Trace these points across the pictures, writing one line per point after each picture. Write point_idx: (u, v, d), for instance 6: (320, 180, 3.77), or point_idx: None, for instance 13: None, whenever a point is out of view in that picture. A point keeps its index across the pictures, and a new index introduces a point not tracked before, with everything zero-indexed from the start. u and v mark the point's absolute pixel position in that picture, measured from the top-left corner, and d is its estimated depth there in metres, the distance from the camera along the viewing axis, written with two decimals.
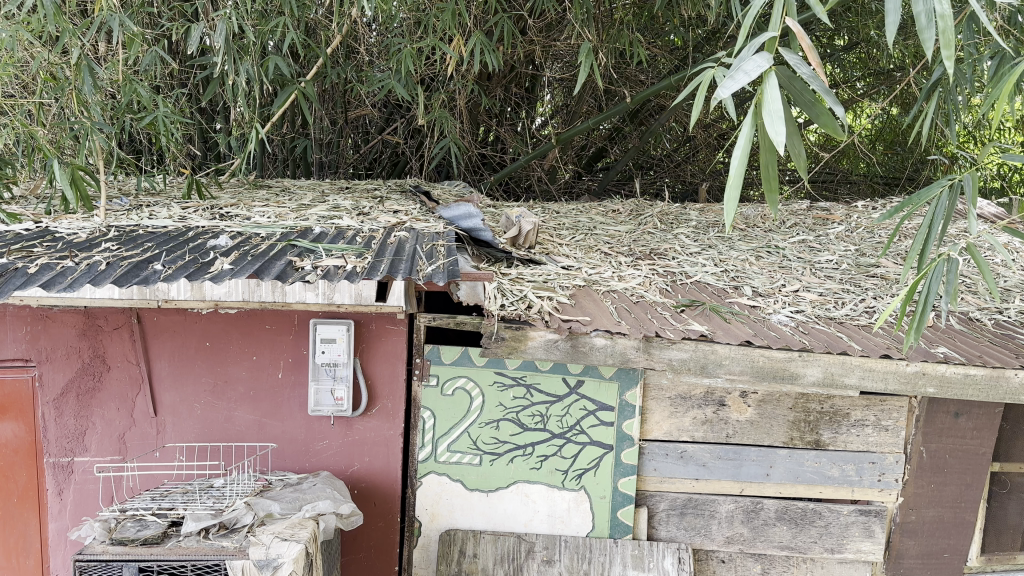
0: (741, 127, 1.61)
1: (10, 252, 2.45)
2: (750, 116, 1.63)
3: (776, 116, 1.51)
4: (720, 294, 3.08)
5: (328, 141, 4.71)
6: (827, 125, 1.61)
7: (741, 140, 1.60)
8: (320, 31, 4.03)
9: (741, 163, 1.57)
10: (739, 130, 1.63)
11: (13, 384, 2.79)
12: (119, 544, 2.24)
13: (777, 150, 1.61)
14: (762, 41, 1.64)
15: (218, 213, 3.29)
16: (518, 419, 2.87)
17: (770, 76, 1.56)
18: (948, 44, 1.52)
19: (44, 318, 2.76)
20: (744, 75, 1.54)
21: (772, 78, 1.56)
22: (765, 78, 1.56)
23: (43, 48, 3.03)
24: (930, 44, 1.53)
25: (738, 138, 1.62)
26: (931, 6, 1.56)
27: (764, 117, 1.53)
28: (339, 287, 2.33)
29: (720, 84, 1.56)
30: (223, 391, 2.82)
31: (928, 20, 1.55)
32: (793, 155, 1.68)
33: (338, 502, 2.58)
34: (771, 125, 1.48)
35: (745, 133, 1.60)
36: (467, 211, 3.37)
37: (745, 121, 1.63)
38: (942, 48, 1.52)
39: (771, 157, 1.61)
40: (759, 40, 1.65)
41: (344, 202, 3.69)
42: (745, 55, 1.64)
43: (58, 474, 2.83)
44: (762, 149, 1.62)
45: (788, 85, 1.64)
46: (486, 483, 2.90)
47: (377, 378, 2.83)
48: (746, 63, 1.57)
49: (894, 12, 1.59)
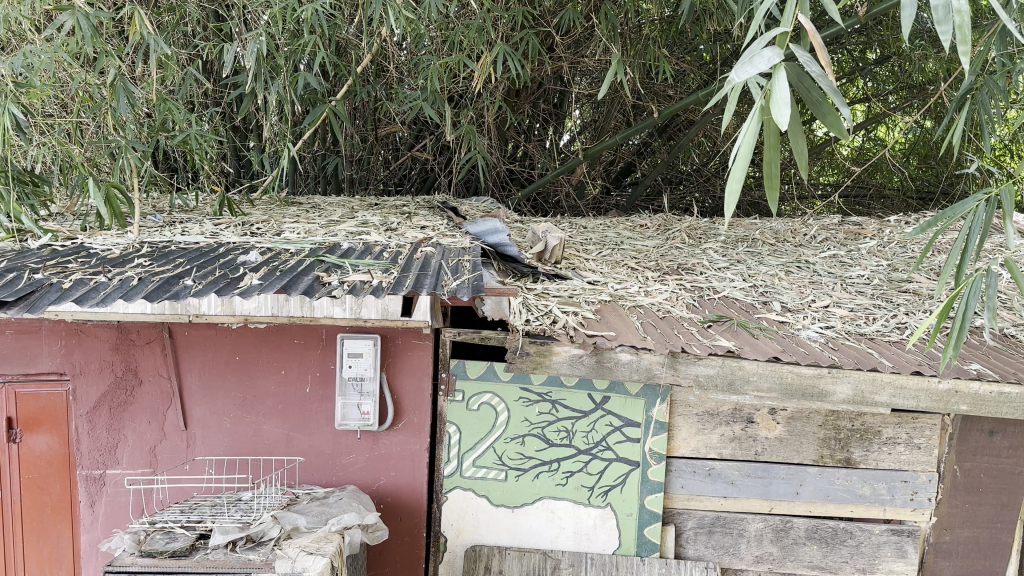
0: (748, 119, 1.61)
1: (45, 268, 2.51)
2: (758, 110, 1.62)
3: (783, 108, 1.50)
4: (749, 309, 3.05)
5: (358, 158, 4.77)
6: (833, 124, 1.61)
7: (748, 132, 1.59)
8: (350, 50, 4.10)
9: (746, 153, 1.56)
10: (746, 123, 1.62)
11: (49, 398, 2.86)
12: (147, 556, 2.28)
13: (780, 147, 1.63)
14: (774, 37, 1.64)
15: (250, 229, 3.34)
16: (543, 434, 2.86)
17: (781, 69, 1.56)
18: (966, 38, 1.48)
19: (79, 332, 2.81)
20: (752, 67, 1.55)
21: (783, 73, 1.55)
22: (776, 71, 1.56)
23: (80, 70, 3.11)
24: (947, 36, 1.48)
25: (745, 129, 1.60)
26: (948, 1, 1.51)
27: (772, 106, 1.53)
28: (366, 302, 2.39)
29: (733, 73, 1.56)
30: (252, 405, 2.85)
31: (945, 13, 1.50)
32: (796, 153, 1.66)
33: (363, 515, 2.59)
34: (778, 112, 1.48)
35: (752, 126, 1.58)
36: (493, 226, 3.37)
37: (752, 114, 1.62)
38: (961, 43, 1.47)
39: (773, 154, 1.63)
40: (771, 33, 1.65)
41: (372, 218, 3.73)
42: (756, 48, 1.64)
43: (91, 487, 2.86)
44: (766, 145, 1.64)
45: (798, 84, 1.66)
46: (511, 499, 2.89)
47: (403, 392, 2.85)
48: (758, 56, 1.58)
49: (910, 6, 1.56)
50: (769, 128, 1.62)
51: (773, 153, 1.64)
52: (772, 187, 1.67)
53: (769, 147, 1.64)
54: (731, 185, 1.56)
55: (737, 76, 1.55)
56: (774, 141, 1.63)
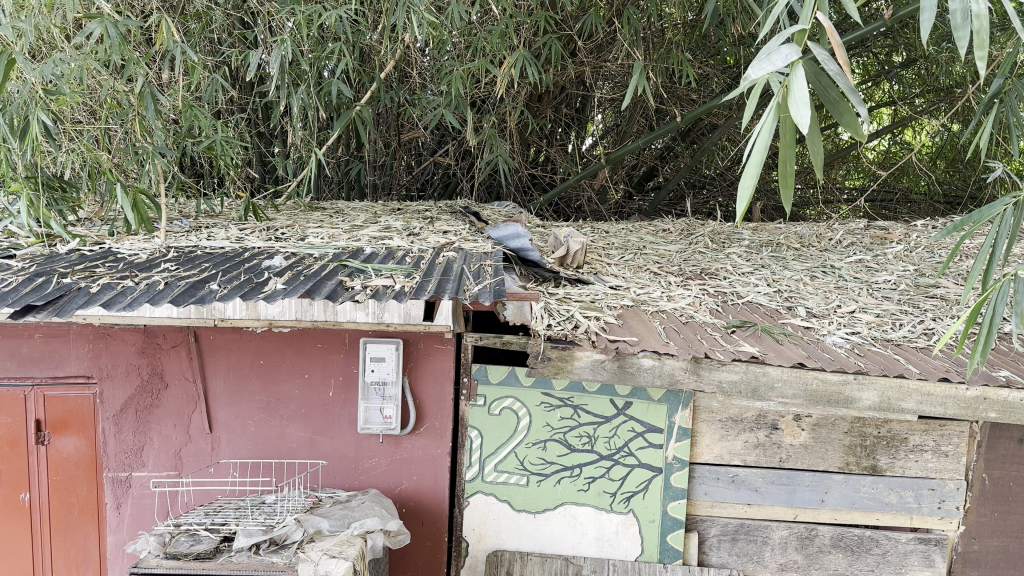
0: (764, 117, 1.61)
1: (73, 272, 2.54)
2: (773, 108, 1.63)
3: (801, 107, 1.50)
4: (773, 314, 3.03)
5: (381, 163, 4.80)
6: (849, 125, 1.62)
7: (763, 129, 1.59)
8: (374, 57, 4.13)
9: (760, 151, 1.56)
10: (762, 120, 1.63)
11: (76, 400, 2.89)
12: (172, 558, 2.30)
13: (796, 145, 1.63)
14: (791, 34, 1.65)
15: (274, 234, 3.37)
16: (565, 440, 2.85)
17: (799, 67, 1.57)
18: (986, 42, 1.46)
19: (106, 336, 2.84)
20: (769, 64, 1.55)
21: (800, 70, 1.56)
22: (793, 69, 1.57)
23: (109, 77, 3.16)
24: (965, 41, 1.46)
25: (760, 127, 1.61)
26: (968, 4, 1.50)
27: (790, 105, 1.53)
28: (389, 307, 2.39)
29: (751, 69, 1.57)
30: (276, 409, 2.87)
31: (964, 16, 1.48)
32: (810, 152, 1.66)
33: (385, 520, 2.59)
34: (796, 112, 1.48)
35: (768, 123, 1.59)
36: (514, 231, 3.37)
37: (768, 112, 1.62)
38: (980, 46, 1.46)
39: (789, 151, 1.63)
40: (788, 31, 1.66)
41: (395, 223, 3.74)
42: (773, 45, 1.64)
43: (117, 489, 2.90)
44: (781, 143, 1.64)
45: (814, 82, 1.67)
46: (533, 504, 2.88)
47: (425, 397, 2.86)
48: (776, 53, 1.59)
49: (930, 8, 1.54)
50: (785, 126, 1.63)
51: (789, 151, 1.64)
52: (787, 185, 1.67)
53: (784, 145, 1.64)
54: (745, 183, 1.57)
55: (753, 73, 1.55)
56: (789, 140, 1.63)
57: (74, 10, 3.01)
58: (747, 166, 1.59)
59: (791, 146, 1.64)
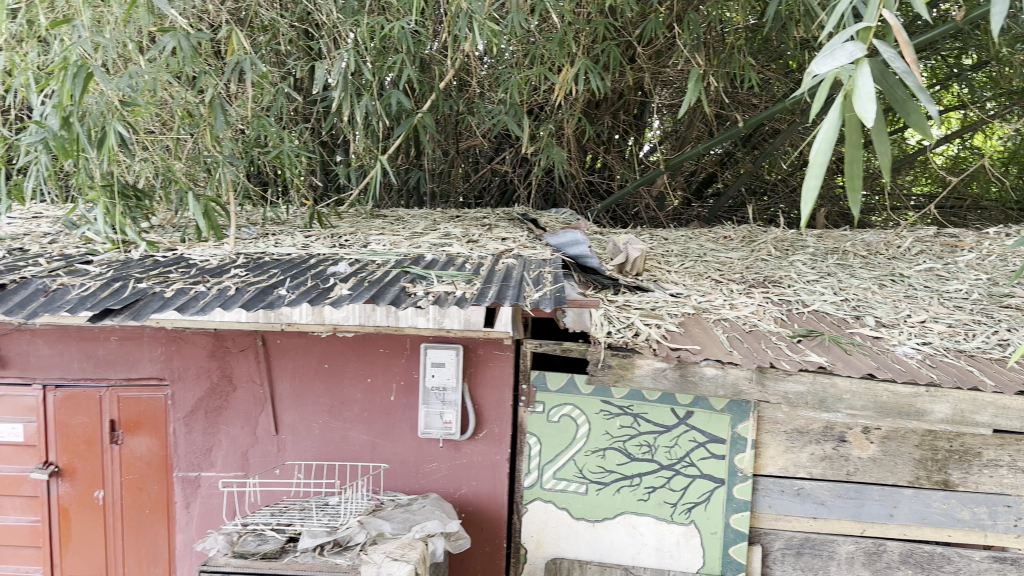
0: (828, 116, 1.59)
1: (148, 277, 2.63)
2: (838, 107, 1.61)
3: (867, 103, 1.48)
4: (839, 323, 2.96)
5: (439, 171, 4.85)
6: (917, 124, 1.61)
7: (827, 128, 1.58)
8: (434, 67, 4.21)
9: (825, 149, 1.55)
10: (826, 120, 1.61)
11: (149, 401, 2.97)
12: (240, 557, 2.36)
13: (862, 146, 1.61)
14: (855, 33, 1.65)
15: (338, 241, 3.44)
16: (624, 448, 2.83)
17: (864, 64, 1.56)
18: None
19: (178, 339, 2.92)
20: (835, 60, 1.57)
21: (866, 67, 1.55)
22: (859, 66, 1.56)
23: (181, 88, 3.27)
24: None
25: (824, 126, 1.59)
26: None
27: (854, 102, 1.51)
28: (449, 314, 2.45)
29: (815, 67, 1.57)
30: (339, 412, 2.92)
31: None
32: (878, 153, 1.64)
33: (445, 522, 2.61)
34: (862, 108, 1.46)
35: (832, 122, 1.58)
36: (573, 238, 3.35)
37: (833, 111, 1.60)
38: None
39: (855, 152, 1.61)
40: (852, 30, 1.66)
41: (454, 230, 3.77)
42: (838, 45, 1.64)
43: (186, 488, 2.98)
44: (846, 144, 1.62)
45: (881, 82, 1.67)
46: (592, 513, 2.87)
47: (484, 403, 2.87)
48: (839, 52, 1.59)
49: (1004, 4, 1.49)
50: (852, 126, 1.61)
51: (855, 152, 1.62)
52: (853, 187, 1.64)
53: (850, 145, 1.62)
54: (810, 182, 1.55)
55: (818, 69, 1.56)
56: (856, 140, 1.61)
57: (150, 24, 3.11)
58: (812, 165, 1.58)
59: (857, 147, 1.62)
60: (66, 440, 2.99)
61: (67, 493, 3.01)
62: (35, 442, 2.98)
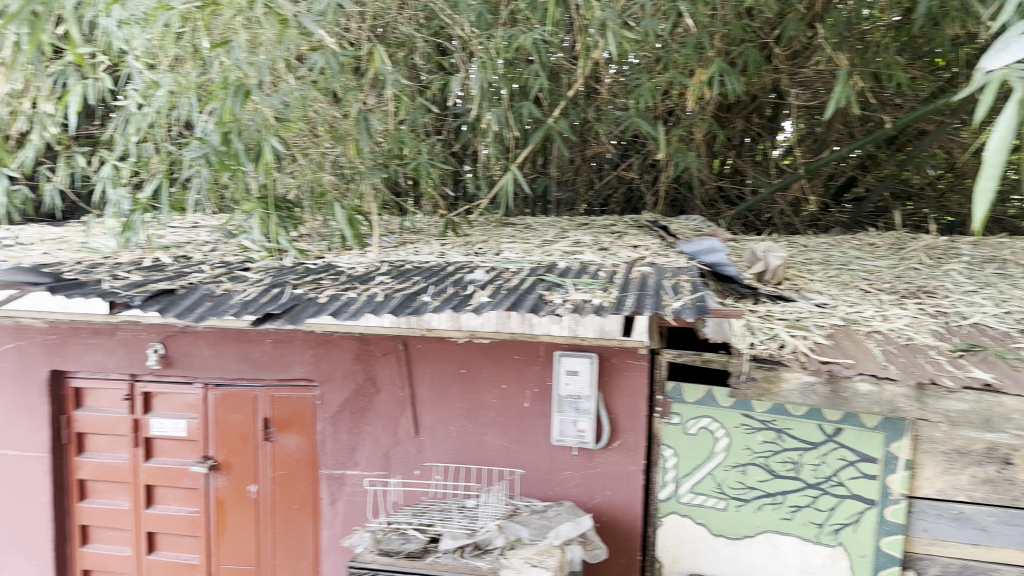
0: (1002, 116, 1.49)
1: (303, 284, 2.79)
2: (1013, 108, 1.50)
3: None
4: (1004, 338, 2.74)
5: (566, 179, 4.86)
6: None
7: (1002, 128, 1.47)
8: (564, 76, 4.28)
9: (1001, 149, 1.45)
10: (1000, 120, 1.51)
11: (298, 401, 3.15)
12: (385, 555, 2.47)
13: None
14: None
15: (472, 249, 3.52)
16: (767, 465, 2.74)
17: None
18: None
19: (326, 343, 3.06)
20: (1008, 55, 1.48)
21: None
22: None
23: (327, 105, 3.44)
24: None
25: (999, 126, 1.49)
26: None
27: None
28: (585, 321, 2.43)
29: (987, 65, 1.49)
30: (475, 416, 2.98)
31: None
32: None
33: (580, 524, 2.62)
34: None
35: (1008, 122, 1.47)
36: (710, 245, 3.28)
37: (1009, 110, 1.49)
38: None
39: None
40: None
41: (584, 238, 3.78)
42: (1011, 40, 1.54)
43: (332, 485, 3.10)
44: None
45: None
46: (732, 529, 2.80)
47: (619, 412, 2.85)
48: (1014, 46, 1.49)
49: None
50: None
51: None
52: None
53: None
54: (984, 186, 1.46)
55: (989, 66, 1.48)
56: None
57: (301, 44, 3.28)
58: (986, 168, 1.49)
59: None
60: (224, 436, 3.19)
61: (224, 487, 3.21)
62: (197, 437, 3.20)
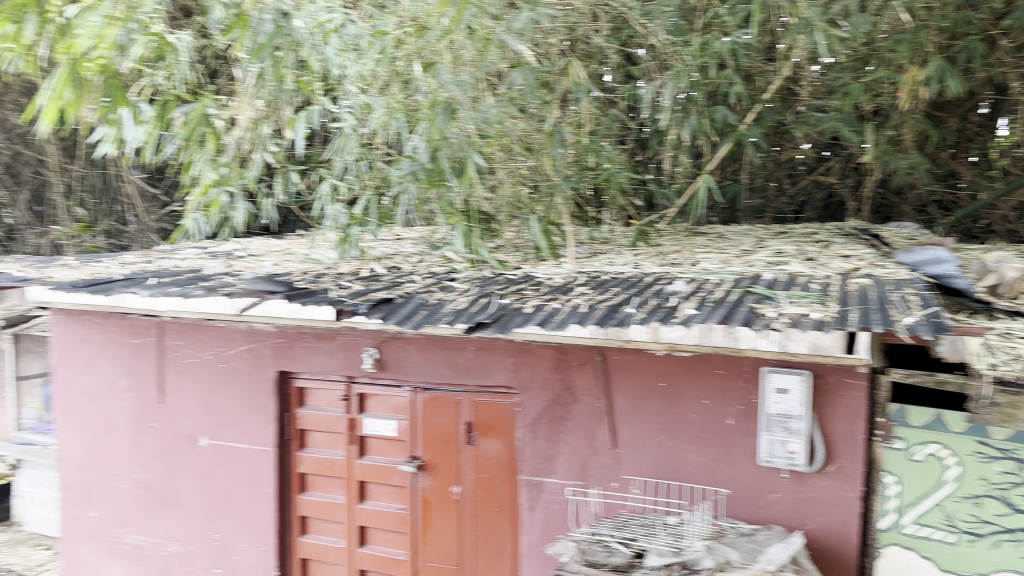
0: None
1: (507, 294, 2.86)
2: None
3: None
4: None
5: (758, 186, 4.69)
6: None
7: None
8: (758, 79, 4.16)
9: None
10: None
11: (498, 407, 3.23)
12: (590, 566, 2.49)
13: None
14: None
15: (668, 259, 3.47)
16: (1005, 497, 2.49)
17: None
18: None
19: (525, 351, 3.13)
20: None
21: None
22: None
23: (524, 120, 3.51)
24: None
25: None
26: None
27: None
28: (795, 337, 2.33)
29: None
30: (676, 431, 2.92)
31: None
32: None
33: (789, 539, 2.57)
34: None
35: None
36: (934, 257, 3.05)
37: None
38: None
39: None
40: None
41: (787, 248, 3.62)
42: None
43: (531, 492, 3.15)
44: None
45: None
46: (963, 566, 2.56)
47: (834, 436, 2.66)
48: None
49: None
50: None
51: None
52: None
53: None
54: None
55: None
56: None
57: (501, 62, 3.40)
58: None
59: None
60: (430, 437, 3.35)
61: (429, 487, 3.36)
62: (405, 437, 3.39)
